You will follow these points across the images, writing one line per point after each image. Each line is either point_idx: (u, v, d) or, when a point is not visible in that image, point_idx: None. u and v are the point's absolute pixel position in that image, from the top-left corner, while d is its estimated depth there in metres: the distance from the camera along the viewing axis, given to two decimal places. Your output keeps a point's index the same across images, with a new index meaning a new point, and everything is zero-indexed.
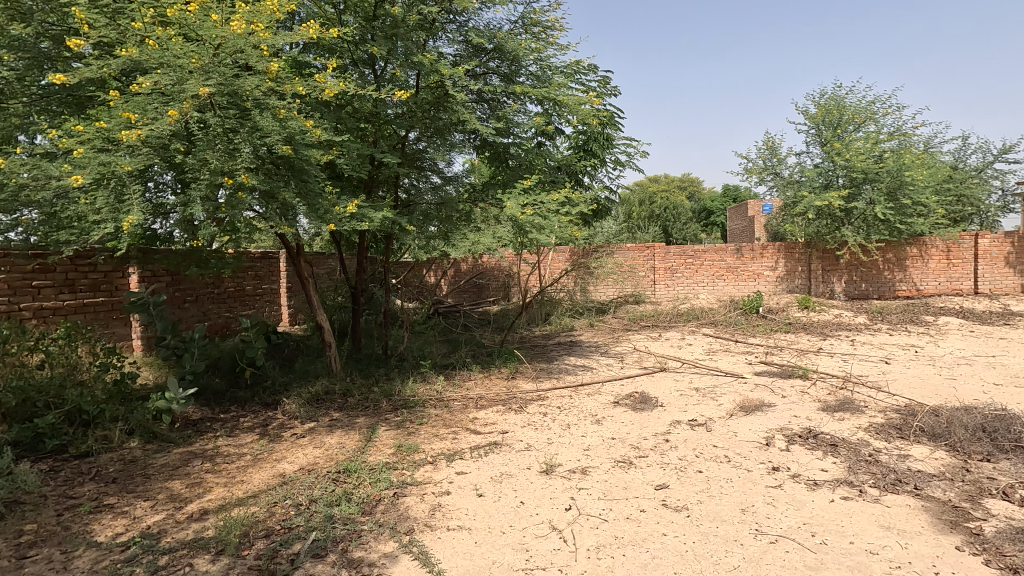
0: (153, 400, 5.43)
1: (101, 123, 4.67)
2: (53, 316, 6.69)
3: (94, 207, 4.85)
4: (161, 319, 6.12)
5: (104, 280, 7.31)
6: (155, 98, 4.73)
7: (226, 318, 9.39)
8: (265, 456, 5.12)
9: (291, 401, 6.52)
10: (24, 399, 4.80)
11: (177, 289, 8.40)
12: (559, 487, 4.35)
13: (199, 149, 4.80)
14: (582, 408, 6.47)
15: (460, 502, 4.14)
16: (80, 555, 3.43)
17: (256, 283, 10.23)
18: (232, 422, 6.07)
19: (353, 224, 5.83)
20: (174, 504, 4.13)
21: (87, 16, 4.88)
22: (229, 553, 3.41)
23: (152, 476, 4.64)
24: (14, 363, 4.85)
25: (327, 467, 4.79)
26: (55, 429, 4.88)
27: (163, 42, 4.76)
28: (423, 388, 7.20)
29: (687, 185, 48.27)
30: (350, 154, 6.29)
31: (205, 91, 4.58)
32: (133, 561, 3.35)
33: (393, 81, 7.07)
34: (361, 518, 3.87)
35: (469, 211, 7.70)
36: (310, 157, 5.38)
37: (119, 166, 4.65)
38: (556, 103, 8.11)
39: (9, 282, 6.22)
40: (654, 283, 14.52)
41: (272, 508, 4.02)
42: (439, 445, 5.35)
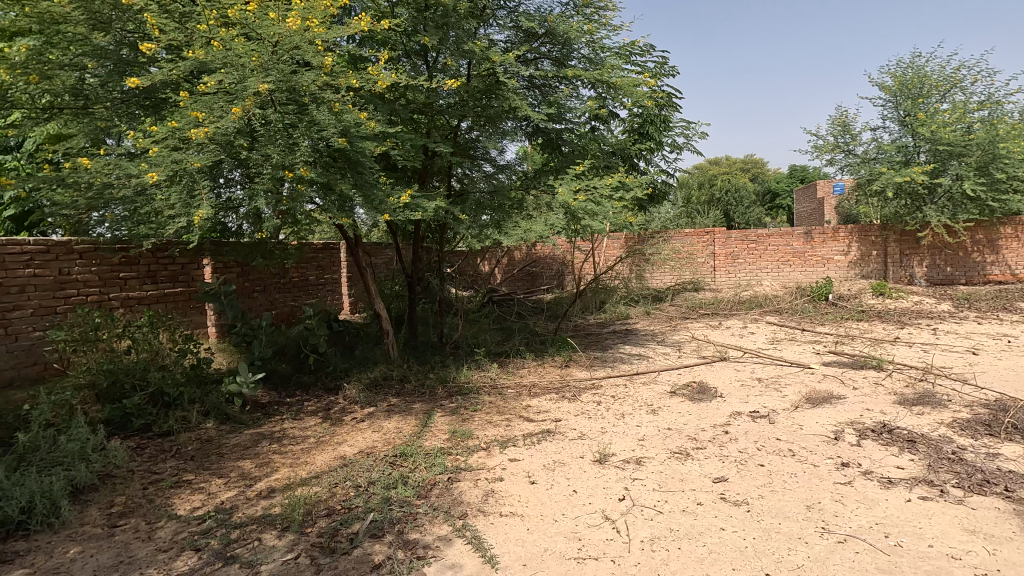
0: (226, 383, 5.78)
1: (173, 123, 4.92)
2: (138, 305, 7.24)
3: (168, 204, 5.14)
4: (231, 307, 6.57)
5: (181, 271, 7.82)
6: (221, 97, 4.95)
7: (291, 307, 9.85)
8: (327, 439, 5.34)
9: (351, 386, 6.78)
10: (114, 380, 5.28)
11: (246, 279, 8.85)
12: (612, 477, 4.29)
13: (261, 145, 4.98)
14: (637, 397, 6.35)
15: (512, 488, 4.17)
16: (162, 526, 3.71)
17: (318, 273, 10.67)
18: (297, 406, 6.37)
19: (407, 213, 5.89)
20: (244, 481, 4.39)
21: (158, 22, 5.12)
22: (294, 530, 3.59)
23: (225, 455, 4.95)
24: (105, 348, 5.35)
25: (385, 450, 4.94)
26: (141, 410, 5.29)
27: (226, 43, 4.95)
28: (478, 375, 7.31)
29: (750, 166, 46.18)
30: (404, 145, 6.39)
31: (264, 87, 4.75)
32: (208, 534, 3.58)
33: (445, 71, 7.10)
34: (417, 502, 3.96)
35: (521, 199, 7.62)
36: (365, 149, 5.48)
37: (189, 163, 4.91)
38: (610, 85, 7.94)
39: (100, 274, 6.78)
40: (714, 270, 14.02)
41: (333, 488, 4.19)
42: (492, 432, 5.40)
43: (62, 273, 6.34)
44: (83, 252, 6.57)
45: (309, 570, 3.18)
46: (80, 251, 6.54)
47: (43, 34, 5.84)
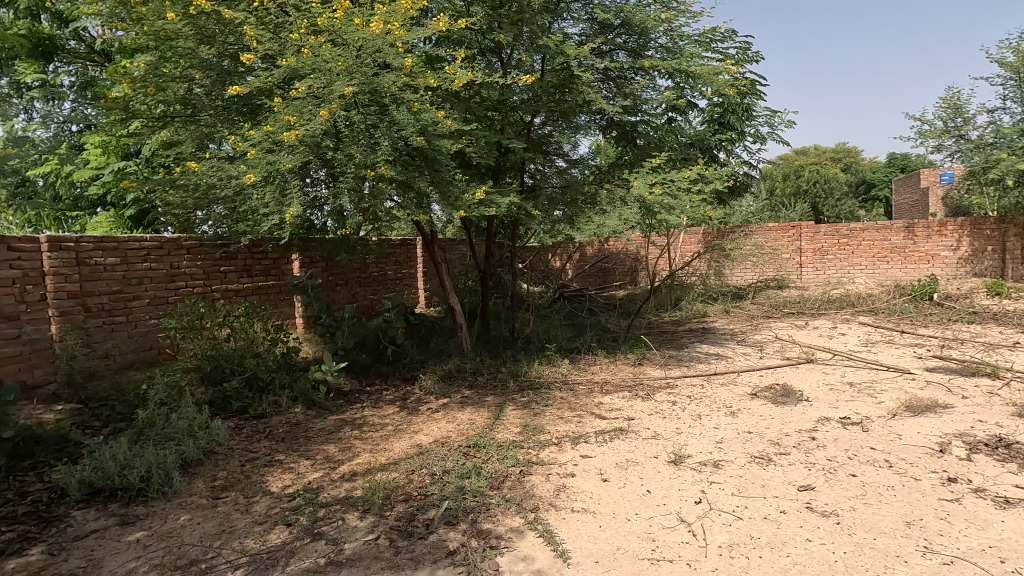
0: (312, 371, 6.16)
1: (268, 127, 5.26)
2: (236, 296, 7.84)
3: (263, 203, 5.50)
4: (317, 300, 6.98)
5: (273, 266, 8.38)
6: (310, 102, 5.22)
7: (371, 300, 10.31)
8: (405, 427, 5.56)
9: (427, 377, 7.01)
10: (216, 365, 5.77)
11: (330, 273, 9.36)
12: (688, 479, 4.17)
13: (345, 146, 5.23)
14: (715, 399, 6.12)
15: (584, 485, 4.15)
16: (258, 500, 4.02)
17: (396, 268, 11.08)
18: (377, 394, 6.68)
19: (482, 210, 5.97)
20: (329, 464, 4.66)
21: (256, 34, 5.50)
22: (374, 512, 3.77)
23: (312, 438, 5.28)
24: (208, 336, 5.90)
25: (459, 441, 5.07)
26: (239, 393, 5.74)
27: (315, 50, 5.23)
28: (549, 371, 7.32)
29: (842, 156, 43.02)
30: (479, 142, 6.49)
31: (349, 91, 4.97)
32: (298, 511, 3.84)
33: (519, 67, 7.13)
34: (489, 492, 4.04)
35: (594, 193, 7.55)
36: (442, 147, 5.62)
37: (282, 164, 5.22)
38: (688, 75, 7.66)
39: (204, 268, 7.39)
40: (800, 266, 13.24)
41: (410, 475, 4.36)
42: (564, 427, 5.39)
43: (173, 267, 6.98)
44: (190, 248, 7.20)
45: (389, 551, 3.33)
46: (188, 247, 7.17)
47: (159, 53, 6.48)
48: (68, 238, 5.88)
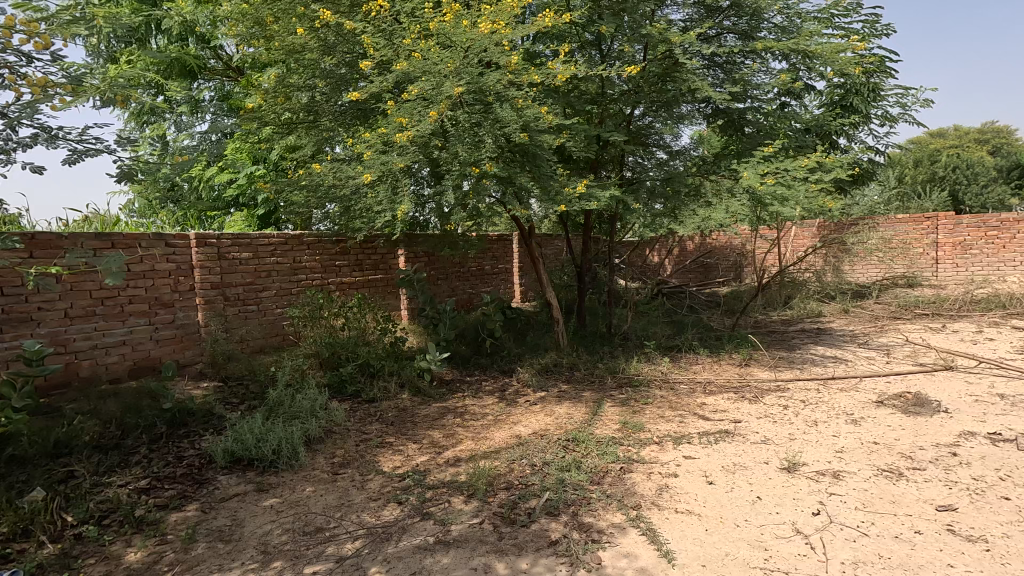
0: (418, 359, 6.49)
1: (381, 129, 5.54)
2: (349, 288, 8.41)
3: (376, 201, 5.82)
4: (422, 293, 7.33)
5: (382, 260, 8.88)
6: (420, 103, 5.43)
7: (470, 294, 10.63)
8: (504, 418, 5.69)
9: (524, 370, 7.12)
10: (332, 351, 6.26)
11: (433, 267, 9.77)
12: (804, 488, 3.90)
13: (452, 144, 5.41)
14: (833, 405, 5.66)
15: (688, 486, 4.02)
16: (372, 478, 4.32)
17: (493, 262, 11.33)
18: (476, 385, 6.89)
19: (582, 204, 5.94)
20: (435, 449, 4.89)
21: (372, 42, 5.85)
22: (479, 497, 3.91)
23: (418, 423, 5.57)
24: (327, 325, 6.46)
25: (558, 434, 5.11)
26: (352, 377, 6.17)
27: (425, 53, 5.44)
28: (648, 368, 7.15)
29: (988, 137, 37.80)
30: (579, 136, 6.46)
31: (458, 91, 5.13)
32: (408, 491, 4.08)
33: (621, 58, 7.00)
34: (590, 487, 4.04)
35: (699, 185, 7.34)
36: (543, 142, 5.69)
37: (394, 164, 5.48)
38: (806, 55, 7.11)
39: (322, 262, 8.00)
40: (936, 262, 11.79)
41: (511, 464, 4.46)
42: (665, 426, 5.25)
43: (296, 261, 7.62)
44: (309, 243, 7.81)
45: (493, 535, 3.44)
46: (308, 243, 7.80)
47: (287, 67, 7.11)
48: (211, 235, 6.63)
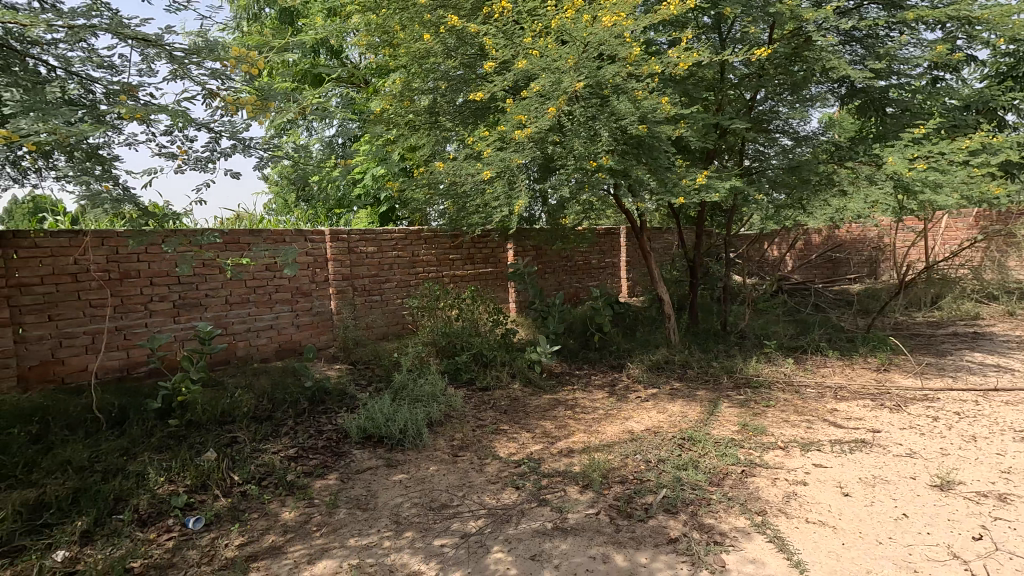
0: (529, 351, 6.65)
1: (500, 127, 5.71)
2: (462, 281, 8.76)
3: (494, 196, 6.03)
4: (532, 286, 7.46)
5: (492, 254, 9.13)
6: (538, 100, 5.53)
7: (576, 288, 10.63)
8: (615, 413, 5.67)
9: (635, 365, 7.02)
10: (448, 340, 6.59)
11: (541, 261, 9.89)
12: (961, 508, 3.50)
13: (568, 139, 5.46)
14: (996, 419, 4.99)
15: (820, 496, 3.76)
16: (489, 463, 4.51)
17: (601, 256, 11.22)
18: (586, 378, 6.91)
19: (702, 195, 5.74)
20: (548, 438, 5.01)
21: (494, 42, 6.02)
22: (594, 489, 3.94)
23: (531, 413, 5.72)
24: (444, 316, 6.80)
25: (672, 432, 5.00)
26: (467, 366, 6.45)
27: (545, 51, 5.53)
28: (769, 369, 6.74)
29: None
30: (698, 125, 6.22)
31: (577, 86, 5.16)
32: (524, 477, 4.22)
33: (744, 40, 6.65)
34: (709, 487, 3.92)
35: (832, 173, 6.65)
36: (661, 133, 5.56)
37: (512, 161, 5.63)
38: (968, 22, 6.30)
39: (438, 256, 8.40)
40: None
41: (625, 459, 4.44)
42: (790, 431, 4.94)
43: (414, 255, 8.09)
44: (427, 238, 8.25)
45: (610, 527, 3.46)
46: (426, 237, 8.23)
47: (410, 72, 7.54)
48: (343, 231, 7.24)
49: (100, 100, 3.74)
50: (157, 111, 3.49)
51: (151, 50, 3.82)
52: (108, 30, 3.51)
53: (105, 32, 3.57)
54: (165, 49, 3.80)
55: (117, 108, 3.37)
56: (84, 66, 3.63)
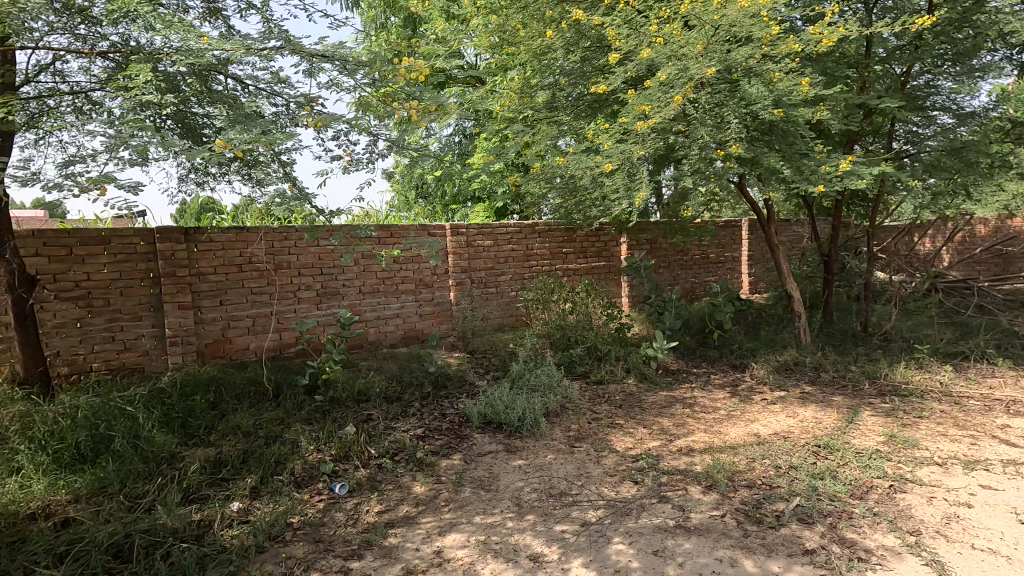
0: (645, 346, 6.53)
1: (622, 118, 5.63)
2: (575, 275, 8.77)
3: (614, 188, 5.95)
4: (648, 280, 7.28)
5: (605, 248, 9.02)
6: (663, 89, 5.40)
7: (693, 283, 10.20)
8: (739, 414, 5.40)
9: (759, 365, 6.62)
10: (563, 333, 6.65)
11: (655, 255, 9.61)
12: None
13: (693, 127, 5.28)
14: None
15: (988, 521, 3.32)
16: (607, 456, 4.52)
17: (720, 250, 10.64)
18: (705, 377, 6.63)
19: (845, 183, 5.32)
20: (666, 436, 4.90)
21: (617, 33, 5.86)
22: (718, 490, 3.80)
23: (647, 409, 5.62)
24: (558, 309, 6.87)
25: (805, 438, 4.66)
26: (581, 359, 6.46)
27: (671, 38, 5.39)
28: (920, 376, 6.03)
29: None
30: (840, 107, 5.72)
31: (708, 72, 4.98)
32: (643, 472, 4.17)
33: (897, 9, 6.00)
34: (850, 500, 3.62)
35: (1010, 152, 6.04)
36: (799, 117, 5.22)
37: (634, 152, 5.53)
38: None
39: (551, 250, 8.48)
40: None
41: (751, 462, 4.22)
42: (949, 446, 4.39)
43: (528, 249, 8.24)
44: (541, 231, 8.36)
45: (737, 531, 3.33)
46: (540, 231, 8.34)
47: (528, 69, 7.67)
48: (462, 225, 7.57)
49: (289, 111, 4.07)
50: (335, 119, 3.88)
51: (324, 64, 4.21)
52: (293, 48, 3.88)
53: (288, 51, 3.92)
54: (337, 61, 4.22)
55: (304, 117, 3.82)
56: (271, 82, 3.99)
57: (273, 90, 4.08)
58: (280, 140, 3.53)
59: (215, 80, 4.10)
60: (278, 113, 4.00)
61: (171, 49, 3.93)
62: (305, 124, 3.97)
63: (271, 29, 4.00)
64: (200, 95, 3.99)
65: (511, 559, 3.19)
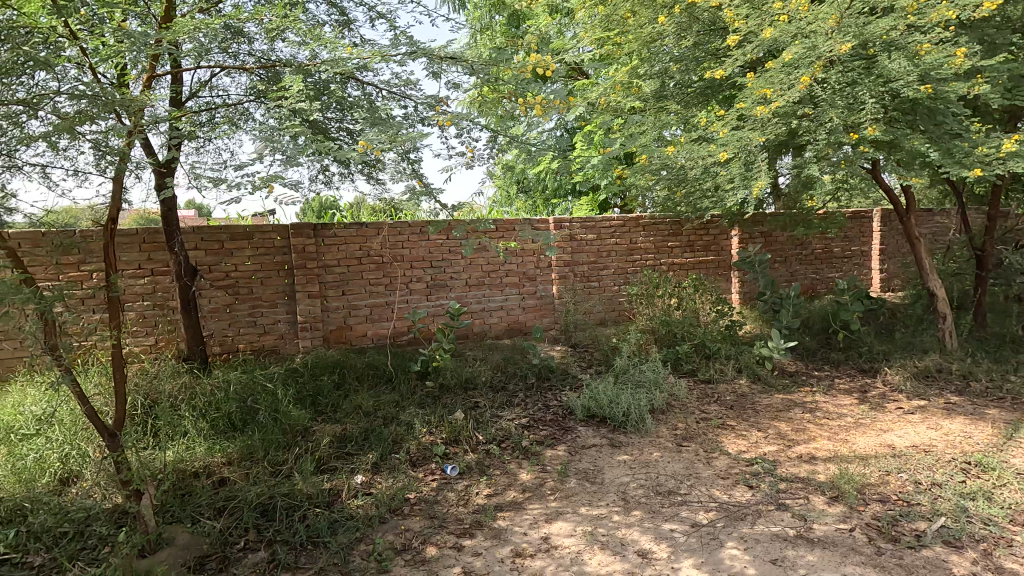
0: (759, 346, 6.17)
1: (740, 104, 5.33)
2: (681, 270, 8.46)
3: (729, 178, 5.66)
4: (764, 276, 6.82)
5: (714, 242, 8.60)
6: (787, 71, 5.05)
7: (813, 279, 9.42)
8: (869, 423, 4.95)
9: (894, 371, 6.01)
10: (668, 330, 6.43)
11: (770, 249, 9.00)
12: None
13: (822, 110, 4.89)
14: None
15: None
16: (717, 457, 4.34)
17: (845, 244, 9.72)
18: (828, 380, 6.13)
19: (1009, 165, 4.69)
20: (784, 441, 4.60)
21: (736, 14, 5.54)
22: (845, 503, 3.52)
23: (761, 412, 5.31)
24: (664, 304, 6.67)
25: (951, 453, 4.17)
26: (688, 356, 6.22)
27: (799, 14, 5.02)
28: None
29: None
30: (1001, 79, 5.05)
31: (843, 49, 4.59)
32: (758, 477, 3.97)
33: None
34: (1010, 526, 3.20)
35: None
36: (950, 94, 4.68)
37: (753, 139, 5.23)
38: None
39: (656, 243, 8.24)
40: None
41: (885, 475, 3.86)
42: None
43: (632, 242, 8.07)
44: (646, 225, 8.15)
45: (869, 548, 3.07)
46: (644, 224, 8.14)
47: (634, 59, 7.50)
48: (565, 219, 7.59)
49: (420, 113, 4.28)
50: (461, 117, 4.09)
51: (448, 66, 4.42)
52: (422, 52, 4.10)
53: (417, 56, 4.15)
54: (461, 62, 4.43)
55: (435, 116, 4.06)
56: (403, 86, 4.25)
57: (402, 93, 4.34)
58: (411, 138, 3.76)
59: (349, 87, 4.43)
60: (408, 114, 4.25)
61: (317, 61, 4.23)
62: (434, 123, 4.20)
63: (399, 37, 4.22)
64: (338, 101, 4.33)
65: (618, 552, 3.19)
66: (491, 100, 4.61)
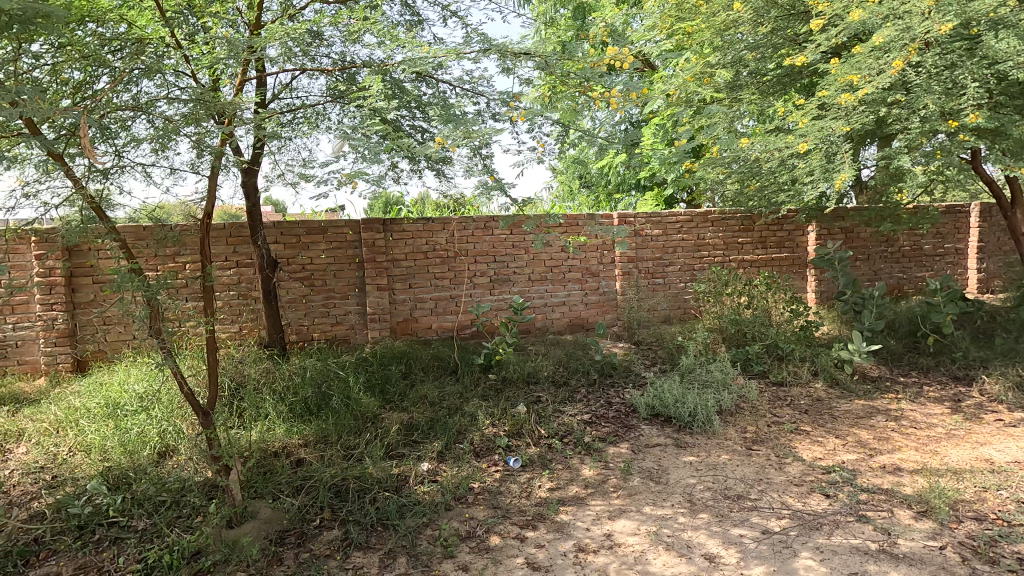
0: (837, 348, 5.83)
1: (822, 91, 5.03)
2: (751, 267, 8.11)
3: (808, 171, 5.34)
4: (845, 274, 6.40)
5: (788, 238, 8.18)
6: (877, 55, 4.73)
7: (899, 279, 8.78)
8: (962, 435, 4.58)
9: (993, 380, 5.52)
10: (738, 329, 6.19)
11: (851, 246, 8.45)
12: None
13: (917, 95, 4.55)
14: None
15: None
16: (791, 463, 4.15)
17: (937, 241, 8.99)
18: (915, 387, 5.71)
19: None
20: (865, 450, 4.34)
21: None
22: (935, 518, 3.29)
23: (839, 418, 5.03)
24: (733, 303, 6.43)
25: None
26: (760, 357, 5.97)
27: None
28: None
29: None
30: None
31: (945, 29, 4.25)
32: (835, 486, 3.77)
33: None
34: None
35: None
36: None
37: (837, 129, 4.92)
38: None
39: (725, 239, 7.94)
40: None
41: (982, 492, 3.56)
42: None
43: (699, 238, 7.82)
44: (715, 220, 7.88)
45: (962, 568, 2.86)
46: (713, 220, 7.86)
47: (706, 49, 7.26)
48: (630, 214, 7.46)
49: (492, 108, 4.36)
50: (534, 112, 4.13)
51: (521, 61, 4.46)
52: (495, 49, 4.17)
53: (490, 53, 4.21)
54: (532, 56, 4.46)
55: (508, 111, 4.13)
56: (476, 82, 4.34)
57: (475, 90, 4.43)
58: (485, 131, 3.84)
59: (423, 87, 4.57)
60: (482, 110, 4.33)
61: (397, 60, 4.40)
62: (508, 118, 4.27)
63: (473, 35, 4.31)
64: (413, 101, 4.50)
65: (685, 554, 3.13)
66: (561, 93, 4.61)
